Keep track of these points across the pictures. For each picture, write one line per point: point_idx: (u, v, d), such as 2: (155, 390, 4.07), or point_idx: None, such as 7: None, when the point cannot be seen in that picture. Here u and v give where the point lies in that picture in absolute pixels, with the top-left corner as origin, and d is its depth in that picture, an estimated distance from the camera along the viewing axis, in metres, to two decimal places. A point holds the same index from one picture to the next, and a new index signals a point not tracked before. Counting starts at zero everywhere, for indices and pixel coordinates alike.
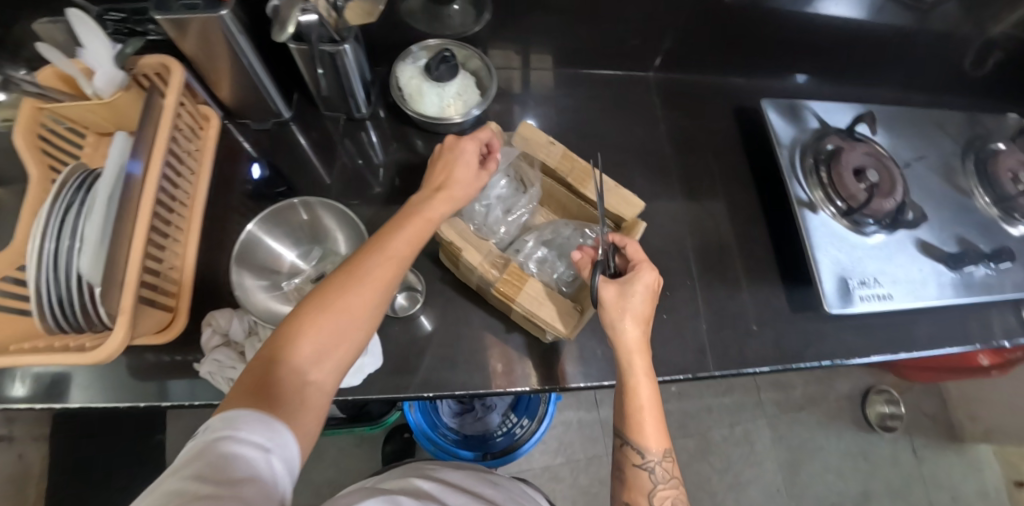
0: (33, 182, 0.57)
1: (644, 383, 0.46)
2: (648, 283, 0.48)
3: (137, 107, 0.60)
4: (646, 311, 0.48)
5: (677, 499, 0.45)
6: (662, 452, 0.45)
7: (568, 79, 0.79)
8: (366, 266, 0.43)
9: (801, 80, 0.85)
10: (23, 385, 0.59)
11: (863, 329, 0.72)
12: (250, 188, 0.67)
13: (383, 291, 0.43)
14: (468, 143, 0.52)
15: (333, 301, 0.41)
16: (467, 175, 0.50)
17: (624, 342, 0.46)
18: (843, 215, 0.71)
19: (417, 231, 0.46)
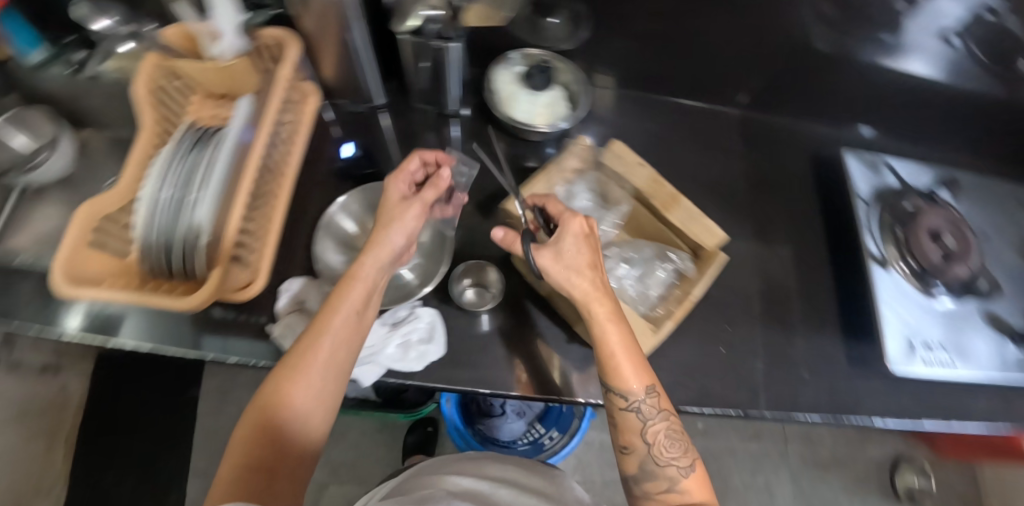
0: (143, 130, 0.59)
1: (610, 328, 0.47)
2: (576, 230, 0.50)
3: (250, 75, 0.63)
4: (590, 257, 0.49)
5: (667, 429, 0.48)
6: (643, 391, 0.48)
7: (651, 103, 0.81)
8: (308, 351, 0.47)
9: (865, 133, 0.84)
10: (79, 317, 0.65)
11: (921, 394, 0.70)
12: (339, 166, 0.71)
13: (329, 362, 0.47)
14: (396, 196, 0.54)
15: (280, 390, 0.45)
16: (399, 217, 0.52)
17: (577, 293, 0.48)
18: (915, 274, 0.70)
19: (357, 298, 0.49)
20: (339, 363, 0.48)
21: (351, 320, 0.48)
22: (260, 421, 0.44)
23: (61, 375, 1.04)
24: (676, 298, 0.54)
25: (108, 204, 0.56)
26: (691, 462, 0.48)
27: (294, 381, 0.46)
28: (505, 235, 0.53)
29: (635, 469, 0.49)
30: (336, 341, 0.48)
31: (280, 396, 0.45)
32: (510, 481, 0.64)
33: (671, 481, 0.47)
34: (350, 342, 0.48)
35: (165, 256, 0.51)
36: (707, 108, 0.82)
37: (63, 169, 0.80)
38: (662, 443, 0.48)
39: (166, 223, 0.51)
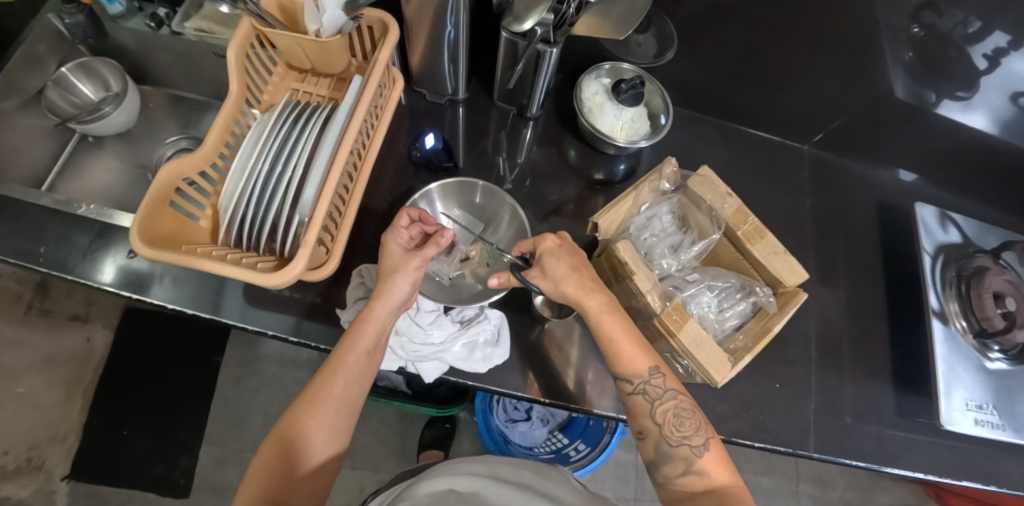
0: (232, 96, 0.59)
1: (608, 318, 0.50)
2: (550, 247, 0.53)
3: (342, 53, 0.62)
4: (573, 261, 0.52)
5: (676, 408, 0.48)
6: (646, 372, 0.49)
7: (726, 130, 0.81)
8: (320, 391, 0.48)
9: (908, 179, 0.83)
10: (113, 271, 0.65)
11: (962, 453, 0.69)
12: (418, 155, 0.69)
13: (337, 408, 0.48)
14: (394, 245, 0.53)
15: (295, 428, 0.47)
16: (403, 268, 0.51)
17: (570, 299, 0.51)
18: (974, 334, 0.69)
19: (363, 345, 0.50)
20: (349, 403, 0.49)
21: (361, 361, 0.49)
22: (273, 457, 0.45)
23: (87, 327, 1.12)
24: (754, 331, 0.55)
25: (189, 166, 0.55)
26: (706, 440, 0.47)
27: (304, 424, 0.47)
28: (500, 280, 0.54)
29: (653, 452, 0.49)
30: (348, 380, 0.49)
31: (294, 434, 0.46)
32: (523, 484, 0.59)
33: (687, 462, 0.47)
34: (359, 381, 0.50)
35: (248, 227, 0.50)
36: (778, 142, 0.82)
37: (123, 124, 0.84)
38: (672, 422, 0.48)
39: (253, 195, 0.50)
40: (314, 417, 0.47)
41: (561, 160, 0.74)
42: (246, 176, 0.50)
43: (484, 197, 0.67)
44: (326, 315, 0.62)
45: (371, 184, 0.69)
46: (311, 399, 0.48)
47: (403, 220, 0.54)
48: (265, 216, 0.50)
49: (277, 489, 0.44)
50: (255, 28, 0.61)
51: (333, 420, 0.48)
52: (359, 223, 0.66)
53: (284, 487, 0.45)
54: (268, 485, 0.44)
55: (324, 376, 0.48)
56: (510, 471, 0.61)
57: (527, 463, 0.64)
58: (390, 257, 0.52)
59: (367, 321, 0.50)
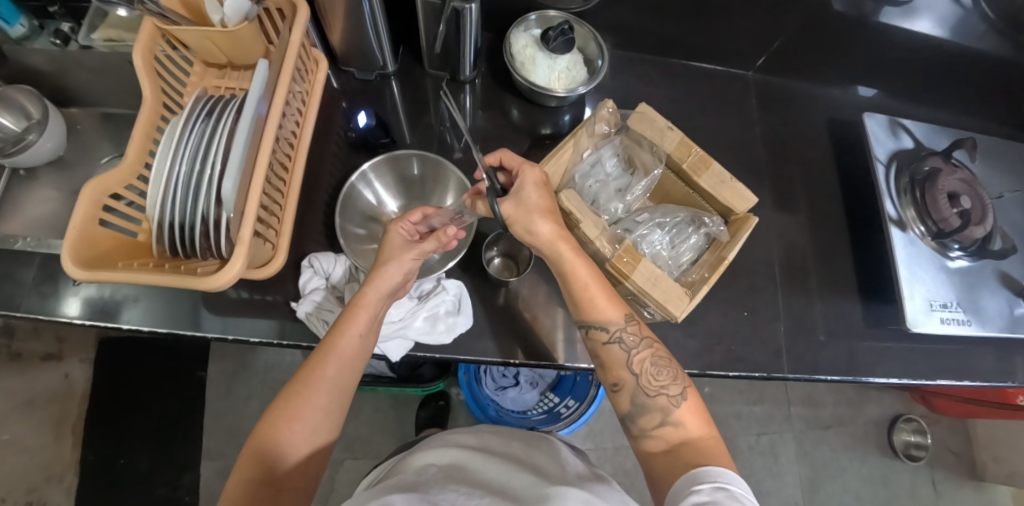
0: (146, 103, 0.57)
1: (578, 262, 0.49)
2: (535, 179, 0.50)
3: (257, 41, 0.60)
4: (548, 202, 0.50)
5: (652, 357, 0.48)
6: (622, 320, 0.49)
7: (667, 67, 0.79)
8: (311, 373, 0.47)
9: (867, 94, 0.83)
10: (76, 304, 0.63)
11: (932, 353, 0.71)
12: (354, 135, 0.66)
13: (331, 392, 0.47)
14: (398, 229, 0.54)
15: (282, 412, 0.45)
16: (398, 256, 0.52)
17: (540, 238, 0.49)
18: (932, 236, 0.70)
19: (359, 324, 0.49)
20: (341, 389, 0.48)
21: (355, 343, 0.48)
22: (265, 444, 0.44)
23: (62, 363, 1.09)
24: (709, 262, 0.55)
25: (114, 181, 0.53)
26: (682, 389, 0.47)
27: (291, 409, 0.45)
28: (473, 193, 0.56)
29: (628, 405, 0.48)
30: (341, 361, 0.48)
31: (284, 417, 0.45)
32: (509, 455, 0.56)
33: (663, 413, 0.46)
34: (353, 364, 0.48)
35: (182, 234, 0.49)
36: (721, 72, 0.80)
37: (52, 151, 0.81)
38: (649, 371, 0.48)
39: (181, 198, 0.48)
40: (306, 399, 0.46)
41: (504, 121, 0.72)
42: (165, 178, 0.48)
43: (421, 166, 0.66)
44: (285, 311, 0.62)
45: (312, 171, 0.66)
46: (303, 382, 0.47)
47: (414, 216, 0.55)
48: (195, 221, 0.48)
49: (268, 475, 0.43)
50: (158, 28, 0.58)
51: (324, 405, 0.47)
52: (305, 214, 0.64)
53: (270, 473, 0.44)
54: (259, 472, 0.43)
55: (316, 358, 0.47)
56: (499, 445, 0.58)
57: (516, 438, 0.61)
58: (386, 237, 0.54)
59: (360, 299, 0.50)
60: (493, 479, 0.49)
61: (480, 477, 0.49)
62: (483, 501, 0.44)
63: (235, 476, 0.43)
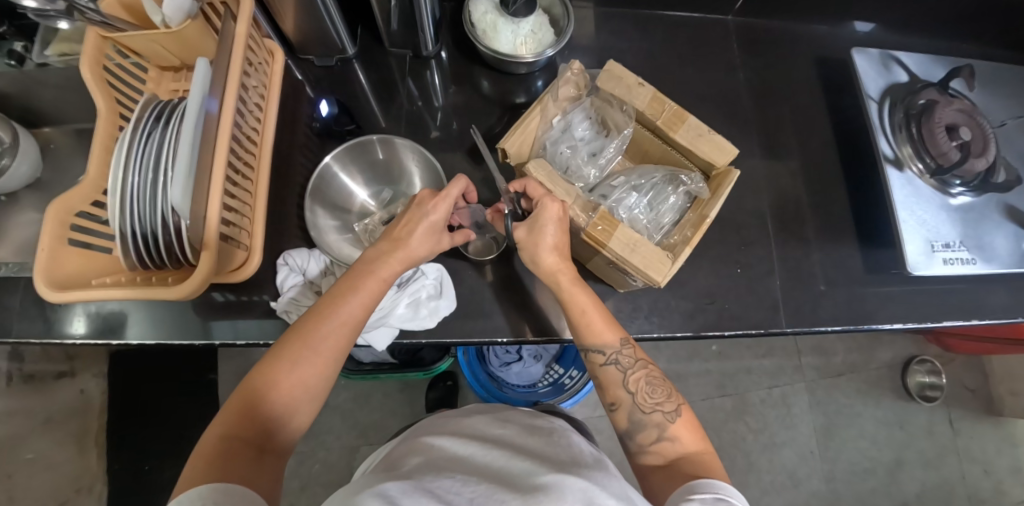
0: (102, 116, 0.55)
1: (577, 290, 0.49)
2: (555, 214, 0.48)
3: (206, 39, 0.58)
4: (561, 238, 0.49)
5: (647, 376, 0.48)
6: (617, 342, 0.48)
7: (641, 21, 0.75)
8: (308, 336, 0.45)
9: (863, 28, 0.78)
10: (83, 321, 0.63)
11: (936, 294, 0.69)
12: (318, 126, 0.65)
13: (331, 359, 0.45)
14: (441, 202, 0.51)
15: (272, 371, 0.43)
16: (424, 231, 0.50)
17: (541, 268, 0.49)
18: (931, 173, 0.66)
19: (365, 295, 0.48)
20: (334, 359, 0.46)
21: (355, 314, 0.47)
22: (249, 401, 0.42)
23: (77, 379, 1.00)
24: (691, 221, 0.53)
25: (78, 198, 0.52)
26: (676, 406, 0.48)
27: (279, 370, 0.43)
28: (492, 213, 0.57)
29: (625, 422, 0.48)
30: (344, 326, 0.46)
31: (271, 375, 0.43)
32: (505, 440, 0.55)
33: (660, 428, 0.46)
34: (350, 333, 0.46)
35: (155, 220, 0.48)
36: (700, 19, 0.76)
37: (29, 173, 0.78)
38: (644, 390, 0.48)
39: (148, 191, 0.48)
40: (299, 362, 0.44)
41: (475, 95, 0.69)
42: (129, 165, 0.48)
43: (385, 149, 0.63)
44: (269, 311, 0.62)
45: (282, 166, 0.65)
46: (300, 342, 0.44)
47: (455, 186, 0.52)
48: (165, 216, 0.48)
49: (246, 433, 0.41)
50: (104, 36, 0.55)
51: (320, 370, 0.45)
52: (277, 212, 0.63)
53: (254, 430, 0.42)
54: (235, 428, 0.41)
55: (315, 320, 0.45)
56: (496, 429, 0.58)
57: (514, 420, 0.61)
58: (421, 204, 0.51)
59: (379, 269, 0.49)
60: (488, 464, 0.49)
61: (477, 465, 0.49)
62: (480, 487, 0.43)
63: (210, 428, 0.41)
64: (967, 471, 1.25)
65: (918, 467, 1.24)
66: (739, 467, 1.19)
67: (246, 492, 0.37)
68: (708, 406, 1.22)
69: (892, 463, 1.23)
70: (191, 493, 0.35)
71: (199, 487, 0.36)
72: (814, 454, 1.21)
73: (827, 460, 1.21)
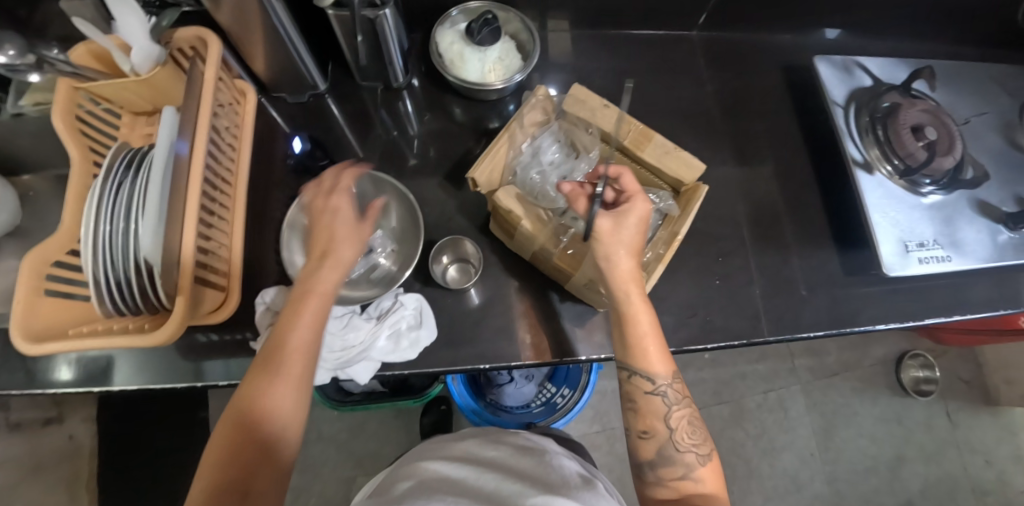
0: (76, 165, 0.55)
1: (643, 308, 0.48)
2: (643, 212, 0.49)
3: (176, 84, 0.58)
4: (638, 242, 0.49)
5: (689, 416, 0.49)
6: (669, 375, 0.48)
7: (607, 41, 0.76)
8: (270, 364, 0.45)
9: (831, 36, 0.80)
10: (68, 368, 0.62)
11: (916, 293, 0.69)
12: (292, 163, 0.66)
13: (297, 382, 0.45)
14: (337, 199, 0.52)
15: (243, 405, 0.44)
16: (342, 231, 0.51)
17: (616, 271, 0.48)
18: (901, 174, 0.67)
19: (311, 311, 0.48)
20: (302, 378, 0.46)
21: (310, 329, 0.47)
22: (224, 443, 0.42)
23: (67, 424, 0.97)
24: (663, 239, 0.54)
25: (53, 248, 0.52)
26: (708, 452, 0.48)
27: (249, 406, 0.44)
28: (572, 188, 0.52)
29: (653, 454, 0.48)
30: (302, 345, 0.46)
31: (242, 412, 0.43)
32: (499, 462, 0.55)
33: (687, 468, 0.47)
34: (310, 351, 0.47)
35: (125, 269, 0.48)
36: (665, 35, 0.78)
37: (8, 222, 0.76)
38: (684, 428, 0.48)
39: (118, 240, 0.48)
40: (265, 391, 0.44)
41: (447, 122, 0.70)
42: (97, 215, 0.48)
43: (356, 184, 0.64)
44: (249, 349, 0.61)
45: (259, 203, 0.65)
46: (264, 372, 0.45)
47: (345, 179, 0.54)
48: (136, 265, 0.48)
49: (229, 475, 0.41)
50: (75, 87, 0.55)
51: (289, 395, 0.45)
52: (255, 249, 0.63)
53: (237, 472, 0.42)
54: (220, 474, 0.41)
55: (273, 349, 0.46)
56: (490, 451, 0.57)
57: (507, 441, 0.60)
58: (320, 208, 0.52)
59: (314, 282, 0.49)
60: (481, 487, 0.48)
61: (469, 487, 0.48)
62: None
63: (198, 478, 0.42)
64: (969, 462, 1.25)
65: (919, 463, 1.23)
66: (740, 475, 1.18)
67: None
68: (705, 415, 1.21)
69: (893, 460, 1.22)
70: None
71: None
72: (815, 456, 1.21)
73: (828, 461, 1.21)
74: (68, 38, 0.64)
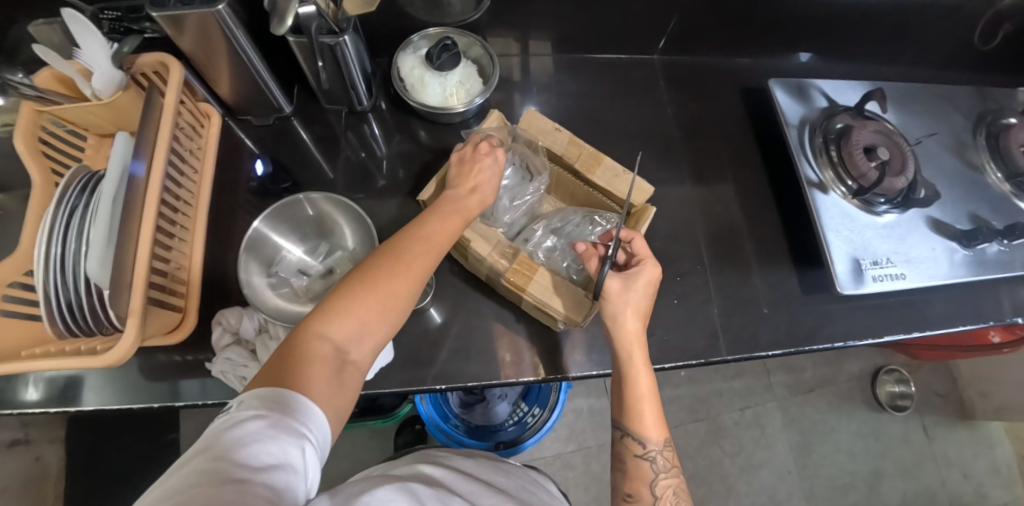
0: (37, 187, 0.56)
1: (643, 373, 0.49)
2: (650, 276, 0.51)
3: (139, 107, 0.60)
4: (644, 307, 0.50)
5: (676, 486, 0.48)
6: (661, 441, 0.49)
7: (571, 65, 0.78)
8: (404, 250, 0.44)
9: (807, 59, 0.83)
10: (37, 389, 0.62)
11: (874, 310, 0.71)
12: (254, 185, 0.68)
13: (420, 278, 0.45)
14: (499, 151, 0.56)
15: (372, 276, 0.42)
16: (492, 173, 0.54)
17: (622, 330, 0.49)
18: (854, 194, 0.69)
19: (452, 225, 0.49)
20: (424, 278, 0.45)
21: (444, 235, 0.47)
22: (338, 303, 0.41)
23: None
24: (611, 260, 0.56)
25: (10, 269, 0.52)
26: None
27: (375, 278, 0.42)
28: (586, 247, 0.53)
29: None
30: (434, 248, 0.46)
31: (369, 280, 0.42)
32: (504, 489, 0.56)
33: None
34: (437, 255, 0.47)
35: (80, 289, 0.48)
36: (627, 60, 0.80)
37: None
38: (670, 499, 0.48)
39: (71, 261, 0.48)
40: (396, 273, 0.43)
41: (412, 143, 0.71)
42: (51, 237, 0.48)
43: (314, 206, 0.64)
44: (205, 371, 0.61)
45: (222, 224, 0.66)
46: (397, 254, 0.44)
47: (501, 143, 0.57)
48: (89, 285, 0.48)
49: (338, 341, 0.39)
50: (39, 110, 0.56)
51: (410, 288, 0.44)
52: (218, 269, 0.64)
53: (342, 339, 0.40)
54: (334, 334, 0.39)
55: (416, 240, 0.46)
56: (499, 477, 0.58)
57: (512, 473, 0.61)
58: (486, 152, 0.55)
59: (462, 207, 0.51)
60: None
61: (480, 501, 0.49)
62: None
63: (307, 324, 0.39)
64: (948, 477, 1.25)
65: (897, 479, 1.23)
66: (718, 492, 1.18)
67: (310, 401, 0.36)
68: (682, 433, 1.21)
69: (871, 476, 1.22)
70: (269, 394, 0.35)
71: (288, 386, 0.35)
72: (793, 473, 1.21)
73: (806, 478, 1.21)
74: (36, 61, 0.65)
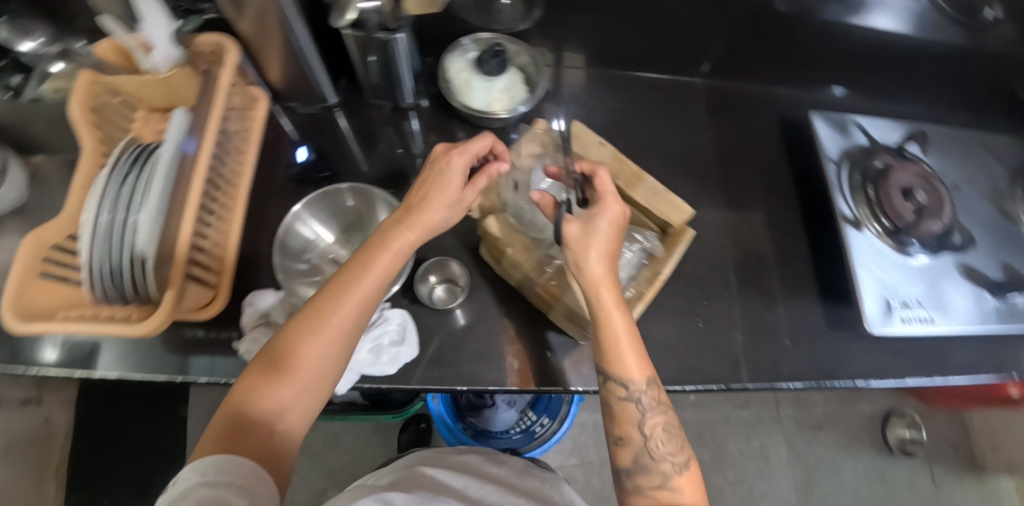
0: (86, 154, 0.57)
1: (615, 311, 0.45)
2: (613, 215, 0.47)
3: (191, 86, 0.61)
4: (612, 248, 0.47)
5: (665, 423, 0.46)
6: (642, 380, 0.45)
7: (613, 80, 0.79)
8: (324, 308, 0.44)
9: (838, 93, 0.82)
10: (54, 350, 0.63)
11: (899, 352, 0.70)
12: (295, 172, 0.69)
13: (346, 332, 0.45)
14: (456, 158, 0.50)
15: (292, 342, 0.43)
16: (443, 192, 0.50)
17: (587, 275, 0.46)
18: (890, 234, 0.69)
19: (385, 267, 0.47)
20: (347, 328, 0.45)
21: (373, 283, 0.46)
22: (263, 373, 0.43)
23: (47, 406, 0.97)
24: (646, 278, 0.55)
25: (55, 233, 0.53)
26: (686, 459, 0.45)
27: (292, 346, 0.43)
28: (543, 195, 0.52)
29: (629, 461, 0.45)
30: (360, 301, 0.45)
31: (290, 348, 0.43)
32: (500, 479, 0.57)
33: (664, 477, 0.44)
34: (365, 304, 0.46)
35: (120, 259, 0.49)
36: (669, 80, 0.80)
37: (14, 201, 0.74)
38: (659, 436, 0.45)
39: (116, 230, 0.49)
40: (317, 335, 0.43)
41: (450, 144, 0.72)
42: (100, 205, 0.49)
43: (355, 197, 0.66)
44: (229, 349, 0.62)
45: (258, 206, 0.67)
46: (317, 315, 0.44)
47: (477, 143, 0.52)
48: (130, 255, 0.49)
49: (262, 411, 0.42)
50: (96, 80, 0.57)
51: (335, 347, 0.44)
52: (251, 250, 0.65)
53: (268, 407, 0.42)
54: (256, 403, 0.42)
55: (339, 292, 0.45)
56: (492, 466, 0.59)
57: (507, 460, 0.62)
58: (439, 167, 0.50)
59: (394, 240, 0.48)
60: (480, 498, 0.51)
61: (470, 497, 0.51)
62: None
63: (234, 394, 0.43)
64: None
65: None
66: None
67: (247, 466, 0.38)
68: None
69: None
70: (197, 466, 0.38)
71: (216, 459, 0.38)
72: None
73: None
74: (96, 32, 0.67)
